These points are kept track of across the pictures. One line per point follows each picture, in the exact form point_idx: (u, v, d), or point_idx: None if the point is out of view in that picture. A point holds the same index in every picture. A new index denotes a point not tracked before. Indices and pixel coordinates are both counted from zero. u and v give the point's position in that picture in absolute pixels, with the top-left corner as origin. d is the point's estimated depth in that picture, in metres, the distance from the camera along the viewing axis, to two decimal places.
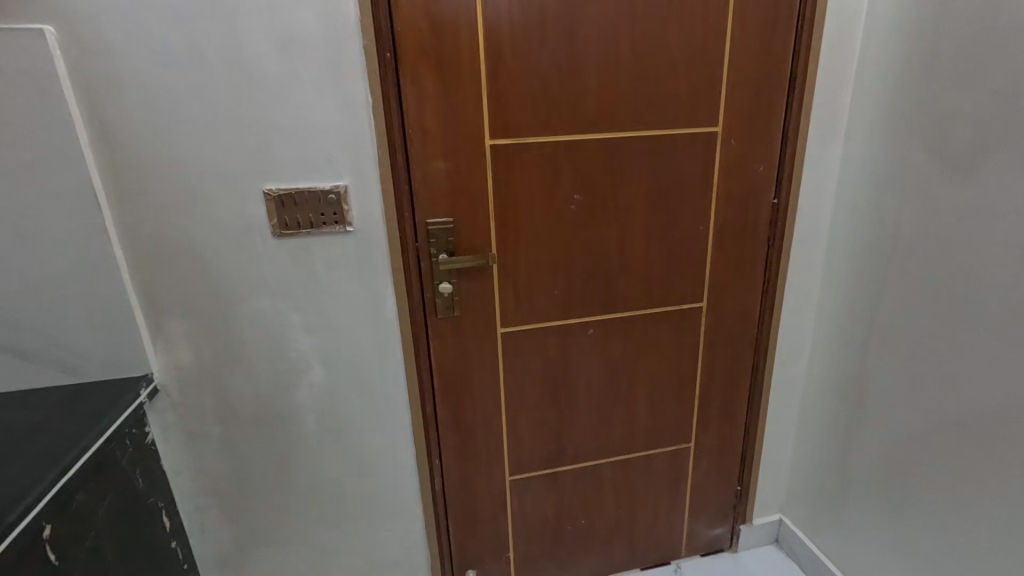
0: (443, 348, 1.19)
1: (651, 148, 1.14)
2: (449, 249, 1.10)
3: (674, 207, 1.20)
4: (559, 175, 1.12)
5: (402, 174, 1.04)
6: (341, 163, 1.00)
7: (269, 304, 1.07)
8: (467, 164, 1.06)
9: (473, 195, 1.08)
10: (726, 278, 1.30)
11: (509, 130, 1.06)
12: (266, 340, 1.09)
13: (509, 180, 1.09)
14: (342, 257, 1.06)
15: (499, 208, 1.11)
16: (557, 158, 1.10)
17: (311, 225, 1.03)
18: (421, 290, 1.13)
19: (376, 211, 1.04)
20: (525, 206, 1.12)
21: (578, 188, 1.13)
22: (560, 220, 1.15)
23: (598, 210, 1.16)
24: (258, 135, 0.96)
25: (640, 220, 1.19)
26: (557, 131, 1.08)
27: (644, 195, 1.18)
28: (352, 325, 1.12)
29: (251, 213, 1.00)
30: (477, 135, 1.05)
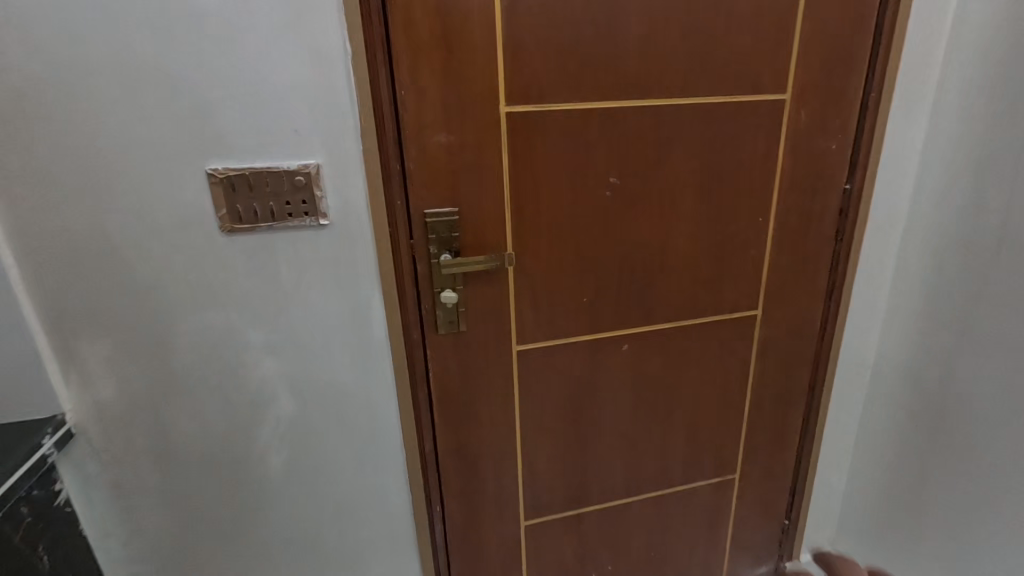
0: (445, 371, 0.95)
1: (705, 121, 0.91)
2: (452, 249, 0.86)
3: (729, 195, 0.97)
4: (591, 154, 0.88)
5: (391, 151, 0.80)
6: (311, 136, 0.76)
7: (220, 322, 0.82)
8: (476, 137, 0.82)
9: (483, 179, 0.85)
10: (787, 281, 1.07)
11: (531, 94, 0.82)
12: (216, 366, 0.84)
13: (529, 160, 0.85)
14: (316, 259, 0.82)
15: (516, 195, 0.87)
16: (590, 132, 0.87)
17: (272, 217, 0.78)
18: (417, 300, 0.89)
19: (358, 199, 0.80)
20: (549, 194, 0.88)
21: (614, 171, 0.90)
22: (592, 212, 0.92)
23: (638, 198, 0.93)
24: (198, 96, 0.71)
25: (688, 211, 0.97)
26: (591, 97, 0.85)
27: (695, 180, 0.95)
28: (329, 345, 0.88)
29: (193, 202, 0.76)
30: (489, 100, 0.81)
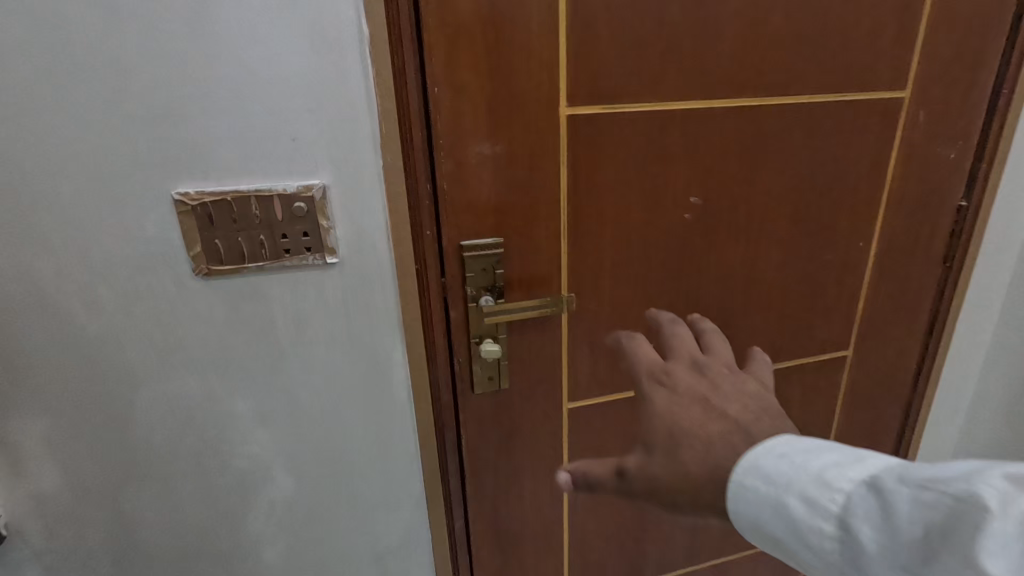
0: (482, 436, 0.76)
1: (807, 125, 0.73)
2: (495, 290, 0.68)
3: (827, 215, 0.79)
4: (669, 169, 0.69)
5: (420, 167, 0.61)
6: (315, 148, 0.57)
7: (198, 387, 0.64)
8: (527, 149, 0.63)
9: (536, 201, 0.66)
10: (883, 315, 0.90)
11: (599, 92, 0.63)
12: (193, 443, 0.66)
13: (594, 176, 0.67)
14: (321, 306, 0.64)
15: (575, 221, 0.68)
16: (670, 140, 0.68)
17: (264, 255, 0.59)
18: (450, 353, 0.71)
19: (376, 229, 0.61)
20: (615, 219, 0.70)
21: (696, 189, 0.72)
22: (666, 239, 0.73)
23: (721, 221, 0.75)
24: (161, 95, 0.52)
25: (779, 236, 0.78)
26: (673, 96, 0.66)
27: (789, 198, 0.76)
28: (337, 412, 0.69)
29: (158, 237, 0.57)
30: (546, 99, 0.62)
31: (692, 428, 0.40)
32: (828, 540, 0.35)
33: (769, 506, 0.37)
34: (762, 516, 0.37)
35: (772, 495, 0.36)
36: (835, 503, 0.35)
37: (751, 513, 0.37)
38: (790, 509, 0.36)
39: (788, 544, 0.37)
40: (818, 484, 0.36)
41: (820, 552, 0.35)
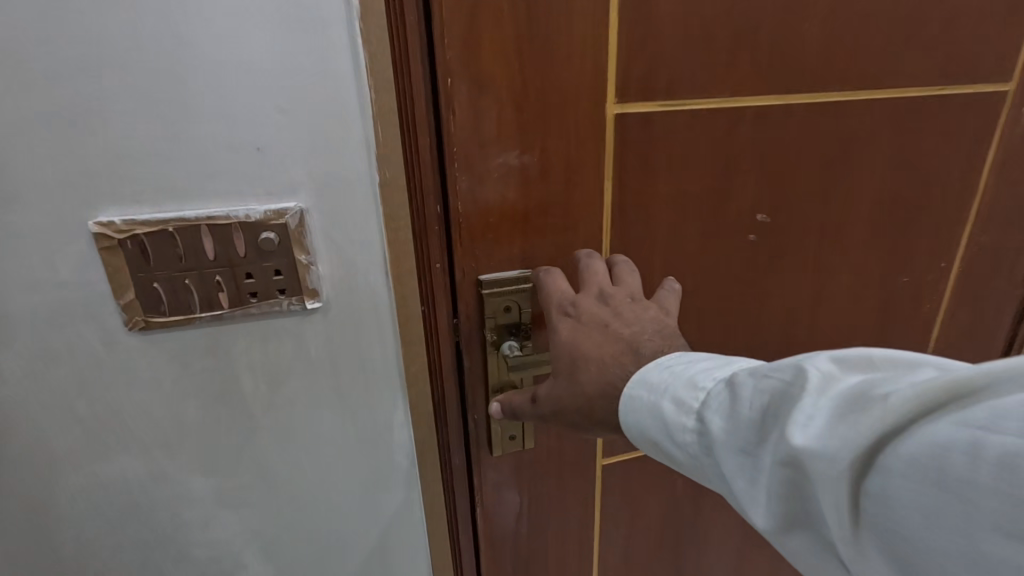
0: (500, 505, 0.63)
1: (899, 127, 0.60)
2: (521, 334, 0.54)
3: (909, 235, 0.67)
4: (736, 181, 0.56)
5: (427, 184, 0.46)
6: (288, 160, 0.43)
7: (141, 469, 0.49)
8: (564, 158, 0.49)
9: (572, 225, 0.52)
10: (956, 346, 0.78)
11: (656, 87, 0.49)
12: (138, 533, 0.52)
13: (644, 192, 0.53)
14: (300, 362, 0.49)
15: (619, 247, 0.55)
16: (739, 146, 0.54)
17: (221, 300, 0.45)
18: (462, 410, 0.57)
19: (369, 263, 0.47)
20: (667, 243, 0.56)
21: (764, 205, 0.58)
22: (725, 266, 0.60)
23: (790, 242, 0.62)
24: (69, 92, 0.38)
25: (853, 260, 0.66)
26: (747, 91, 0.52)
27: (868, 214, 0.63)
28: (323, 486, 0.56)
29: (77, 282, 0.42)
30: (589, 96, 0.48)
31: (592, 352, 0.45)
32: (691, 435, 0.37)
33: (649, 410, 0.39)
34: (643, 420, 0.40)
35: (651, 400, 0.39)
36: (698, 400, 0.37)
37: (637, 420, 0.41)
38: (666, 412, 0.38)
39: (666, 448, 0.39)
40: (691, 386, 0.38)
41: (689, 447, 0.37)
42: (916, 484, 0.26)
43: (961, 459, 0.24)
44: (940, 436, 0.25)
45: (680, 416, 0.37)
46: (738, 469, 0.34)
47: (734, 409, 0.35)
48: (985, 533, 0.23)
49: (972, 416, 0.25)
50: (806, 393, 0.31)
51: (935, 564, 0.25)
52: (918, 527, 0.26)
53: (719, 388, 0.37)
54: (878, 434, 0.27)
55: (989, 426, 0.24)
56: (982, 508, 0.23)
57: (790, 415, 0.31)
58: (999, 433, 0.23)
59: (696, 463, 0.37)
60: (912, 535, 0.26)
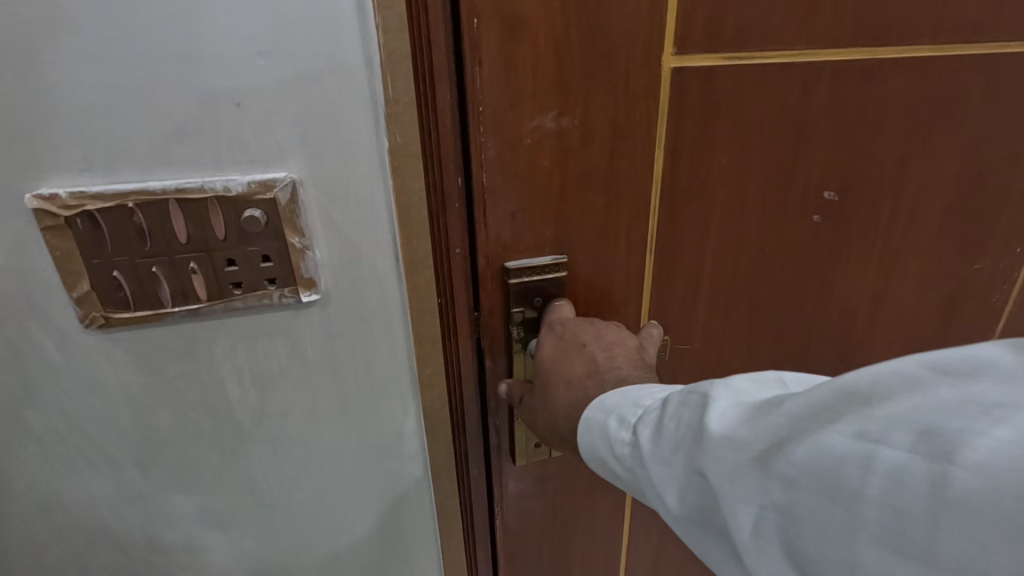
0: (522, 520, 0.56)
1: (994, 90, 0.51)
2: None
3: (986, 218, 0.59)
4: (803, 153, 0.47)
5: (447, 151, 0.38)
6: (277, 119, 0.34)
7: (110, 488, 0.42)
8: (610, 120, 0.41)
9: (616, 203, 0.44)
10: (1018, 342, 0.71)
11: (725, 35, 0.40)
12: (112, 559, 0.45)
13: (701, 164, 0.45)
14: (294, 364, 0.42)
15: (668, 228, 0.47)
16: (811, 109, 0.46)
17: (198, 292, 0.37)
18: (481, 416, 0.50)
19: (374, 247, 0.39)
20: (722, 226, 0.48)
21: (834, 181, 0.50)
22: (783, 254, 0.52)
23: (859, 223, 0.53)
24: None
25: (925, 246, 0.58)
26: (830, 42, 0.43)
27: (948, 194, 0.55)
28: (324, 502, 0.48)
29: (18, 270, 0.34)
30: (644, 45, 0.39)
31: (561, 368, 0.42)
32: (625, 448, 0.34)
33: (599, 430, 0.36)
34: (595, 443, 0.36)
35: (600, 420, 0.36)
36: (636, 416, 0.34)
37: (591, 442, 0.37)
38: (605, 424, 0.36)
39: (605, 463, 0.36)
40: (627, 402, 0.36)
41: (623, 461, 0.34)
42: (822, 502, 0.24)
43: (854, 470, 0.23)
44: (838, 449, 0.23)
45: (615, 430, 0.35)
46: (663, 488, 0.31)
47: (661, 421, 0.32)
48: (868, 544, 0.22)
49: (864, 424, 0.23)
50: (716, 404, 0.29)
51: None
52: (816, 541, 0.24)
53: (653, 404, 0.34)
54: (782, 446, 0.25)
55: (881, 436, 0.22)
56: (869, 518, 0.22)
57: (701, 424, 0.29)
58: (889, 447, 0.22)
59: (629, 477, 0.34)
60: (809, 550, 0.24)
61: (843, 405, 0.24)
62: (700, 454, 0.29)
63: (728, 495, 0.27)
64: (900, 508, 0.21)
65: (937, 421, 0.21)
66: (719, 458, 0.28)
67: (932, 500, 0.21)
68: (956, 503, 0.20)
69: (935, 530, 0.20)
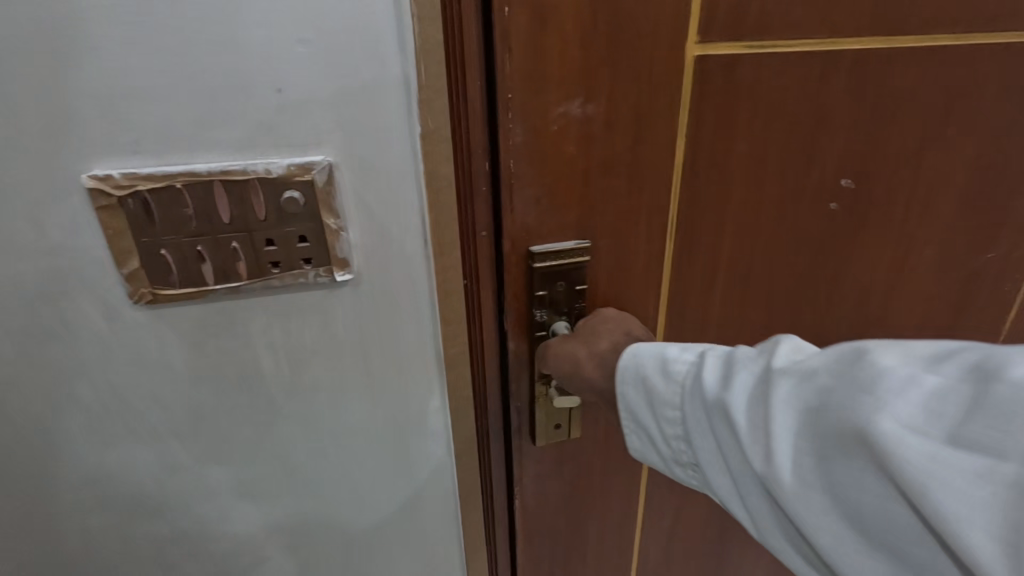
0: (540, 500, 0.58)
1: (1014, 81, 0.51)
2: (573, 314, 0.48)
3: (1003, 209, 0.59)
4: (823, 139, 0.48)
5: (476, 136, 0.40)
6: (316, 103, 0.36)
7: (152, 459, 0.44)
8: (635, 107, 0.42)
9: (637, 189, 0.45)
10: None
11: (748, 22, 0.41)
12: (154, 529, 0.47)
13: (722, 152, 0.46)
14: (327, 341, 0.44)
15: (688, 214, 0.48)
16: (831, 97, 0.46)
17: (239, 270, 0.39)
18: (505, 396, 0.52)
19: (405, 228, 0.41)
20: (741, 212, 0.49)
21: (851, 170, 0.51)
22: (799, 240, 0.53)
23: (875, 207, 0.54)
24: (53, 14, 0.31)
25: (939, 236, 0.58)
26: (850, 33, 0.44)
27: (964, 183, 0.56)
28: (352, 477, 0.51)
29: (74, 249, 0.36)
30: (668, 35, 0.40)
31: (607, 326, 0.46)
32: (682, 364, 0.38)
33: (652, 349, 0.40)
34: (642, 355, 0.40)
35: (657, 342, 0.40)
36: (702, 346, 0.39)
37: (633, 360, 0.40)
38: (663, 344, 0.40)
39: (645, 378, 0.39)
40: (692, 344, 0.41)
41: (669, 374, 0.38)
42: (860, 394, 0.28)
43: (901, 381, 0.27)
44: (889, 367, 0.28)
45: (675, 352, 0.39)
46: (707, 385, 0.35)
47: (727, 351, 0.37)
48: (888, 420, 0.26)
49: (918, 360, 0.28)
50: (786, 342, 0.35)
51: (848, 455, 0.28)
52: (843, 423, 0.28)
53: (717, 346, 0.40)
54: (839, 358, 0.31)
55: (933, 367, 0.28)
56: (902, 409, 0.26)
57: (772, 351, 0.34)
58: (940, 374, 0.27)
59: (670, 390, 0.38)
60: (836, 432, 0.28)
61: (904, 348, 0.29)
62: (760, 367, 0.34)
63: (777, 384, 0.32)
64: (937, 410, 0.26)
65: (983, 358, 0.26)
66: (781, 368, 0.33)
67: (963, 402, 0.25)
68: (990, 404, 0.24)
69: (964, 423, 0.25)
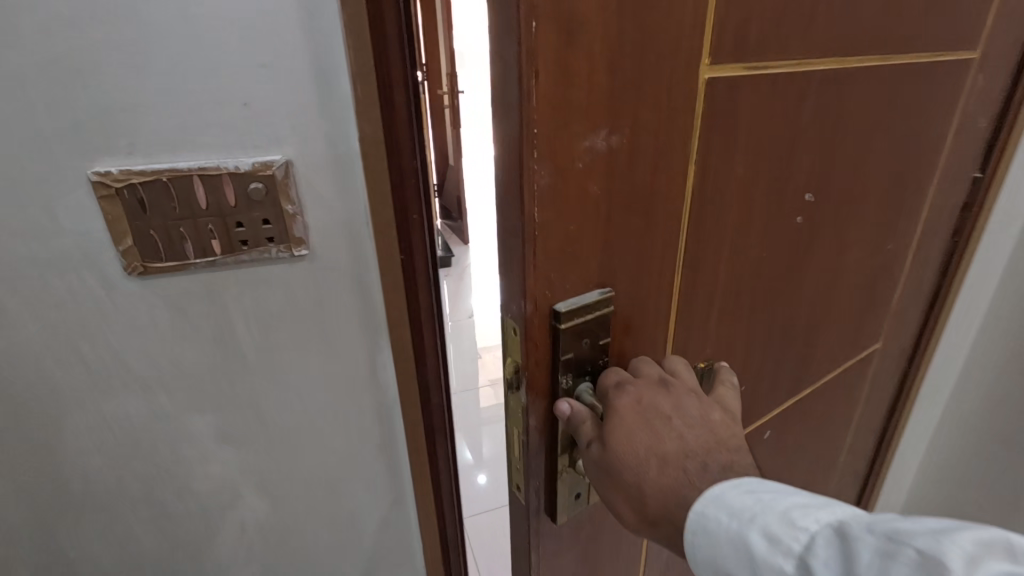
0: None
1: (905, 90, 0.59)
2: (596, 371, 0.44)
3: (893, 201, 0.70)
4: (797, 158, 0.51)
5: (406, 143, 0.50)
6: (274, 115, 0.46)
7: (143, 408, 0.53)
8: (652, 135, 0.38)
9: (652, 222, 0.42)
10: (900, 304, 0.86)
11: (751, 45, 0.40)
12: (143, 469, 0.56)
13: (724, 179, 0.45)
14: (290, 308, 0.54)
15: (696, 242, 0.46)
16: (803, 121, 0.49)
17: (215, 248, 0.49)
18: (527, 474, 0.46)
19: (352, 214, 0.52)
20: (735, 231, 0.49)
21: (814, 185, 0.55)
22: (776, 252, 0.56)
23: (826, 214, 0.60)
24: (62, 41, 0.40)
25: (861, 232, 0.68)
26: (807, 55, 0.45)
27: (877, 184, 0.65)
28: (314, 424, 0.60)
29: (77, 230, 0.45)
30: (685, 53, 0.37)
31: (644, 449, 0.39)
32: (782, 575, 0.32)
33: (731, 541, 0.33)
34: (719, 549, 0.34)
35: (736, 529, 0.33)
36: (797, 541, 0.32)
37: (710, 549, 0.34)
38: (747, 535, 0.33)
39: None
40: (780, 515, 0.33)
41: None
42: None
43: None
44: None
45: (766, 548, 0.32)
46: None
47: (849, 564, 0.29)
48: None
49: None
50: None
51: None
52: None
53: (821, 531, 0.31)
54: None
55: None
56: None
57: None
58: None
59: None
60: None
61: None
62: None
63: None
64: None
65: None
66: None
67: None
68: None
69: None
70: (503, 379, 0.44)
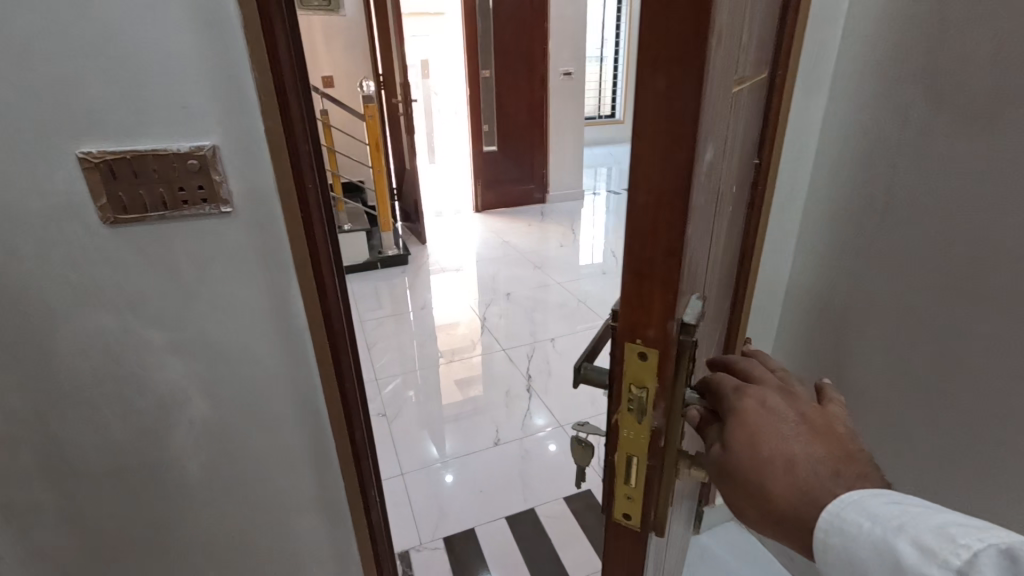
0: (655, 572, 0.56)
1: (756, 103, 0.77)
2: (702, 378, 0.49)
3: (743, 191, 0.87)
4: (732, 162, 0.66)
5: (298, 129, 0.73)
6: (205, 114, 0.69)
7: (113, 323, 0.75)
8: (716, 149, 0.46)
9: (708, 222, 0.50)
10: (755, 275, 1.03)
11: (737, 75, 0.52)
12: (112, 371, 0.77)
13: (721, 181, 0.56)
14: (222, 250, 0.75)
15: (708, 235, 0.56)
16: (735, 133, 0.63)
17: (164, 205, 0.71)
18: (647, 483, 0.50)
19: (263, 182, 0.73)
20: (715, 222, 0.61)
21: (733, 179, 0.70)
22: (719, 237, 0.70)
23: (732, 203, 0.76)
24: (62, 67, 0.62)
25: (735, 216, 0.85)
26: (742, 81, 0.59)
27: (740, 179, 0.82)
28: (243, 342, 0.82)
29: (67, 191, 0.67)
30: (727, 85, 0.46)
31: (774, 448, 0.42)
32: None
33: (872, 545, 0.36)
34: (857, 552, 0.37)
35: (879, 534, 0.36)
36: (956, 556, 0.33)
37: (843, 547, 0.37)
38: (894, 544, 0.35)
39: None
40: (944, 537, 0.34)
41: None
42: None
43: None
44: None
45: (913, 555, 0.34)
46: None
47: None
48: None
49: None
50: None
51: None
52: None
53: (986, 549, 0.32)
54: None
55: None
56: None
57: None
58: None
59: None
60: None
61: None
62: None
63: None
64: None
65: None
66: None
67: None
68: None
69: None
70: (623, 396, 0.47)
